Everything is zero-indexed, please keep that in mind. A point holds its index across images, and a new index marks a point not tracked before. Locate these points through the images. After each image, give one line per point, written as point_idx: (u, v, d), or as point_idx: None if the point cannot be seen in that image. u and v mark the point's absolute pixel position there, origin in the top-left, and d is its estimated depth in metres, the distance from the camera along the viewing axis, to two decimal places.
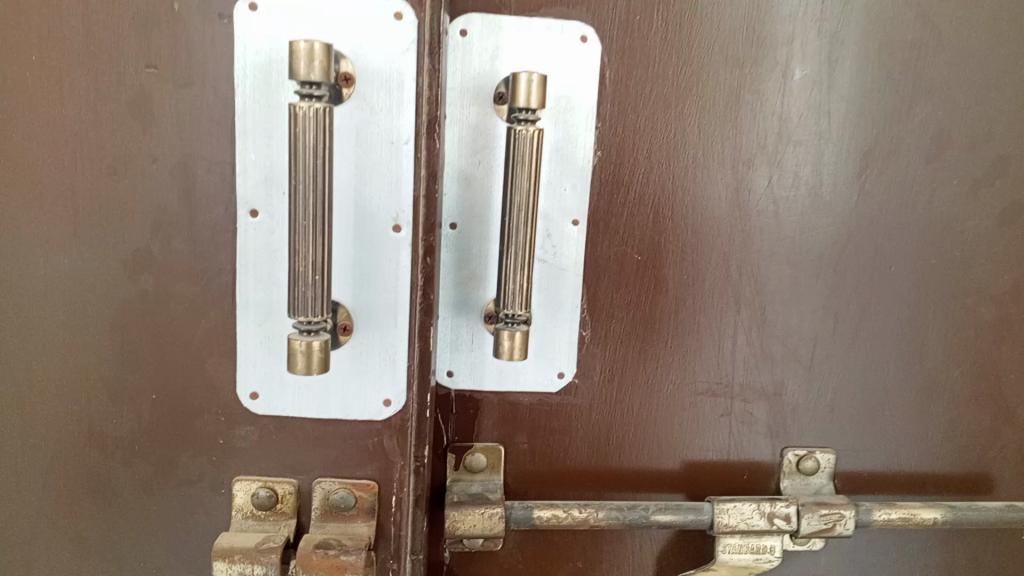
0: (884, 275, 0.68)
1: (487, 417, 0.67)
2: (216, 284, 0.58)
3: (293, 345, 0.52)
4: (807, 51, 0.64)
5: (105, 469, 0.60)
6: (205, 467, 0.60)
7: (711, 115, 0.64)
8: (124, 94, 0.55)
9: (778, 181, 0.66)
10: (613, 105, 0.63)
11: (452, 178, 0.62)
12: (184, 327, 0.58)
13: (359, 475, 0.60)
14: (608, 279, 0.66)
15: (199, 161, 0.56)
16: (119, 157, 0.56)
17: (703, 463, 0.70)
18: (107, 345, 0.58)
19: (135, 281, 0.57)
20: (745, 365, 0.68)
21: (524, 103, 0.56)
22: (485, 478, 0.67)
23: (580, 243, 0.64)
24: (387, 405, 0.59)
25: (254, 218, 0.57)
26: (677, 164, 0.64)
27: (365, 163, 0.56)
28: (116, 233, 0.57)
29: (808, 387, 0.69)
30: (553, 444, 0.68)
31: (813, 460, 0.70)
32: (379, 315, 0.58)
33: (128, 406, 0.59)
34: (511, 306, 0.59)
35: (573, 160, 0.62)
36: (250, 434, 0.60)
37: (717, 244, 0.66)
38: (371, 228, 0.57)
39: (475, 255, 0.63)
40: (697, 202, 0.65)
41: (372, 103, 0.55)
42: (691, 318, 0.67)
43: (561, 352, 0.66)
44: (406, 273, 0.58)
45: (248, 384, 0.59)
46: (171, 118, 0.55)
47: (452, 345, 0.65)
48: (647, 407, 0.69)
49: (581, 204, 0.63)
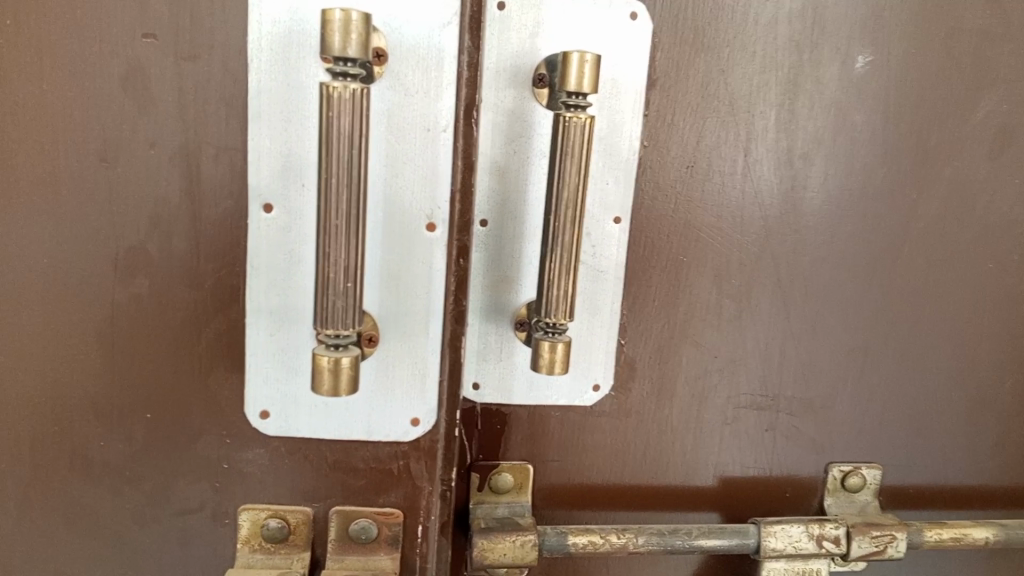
0: (940, 280, 0.64)
1: (514, 433, 0.61)
2: (223, 289, 0.50)
3: (318, 362, 0.45)
4: (872, 36, 0.58)
5: (91, 498, 0.53)
6: (206, 494, 0.53)
7: (765, 104, 0.58)
8: (115, 68, 0.47)
9: (834, 178, 0.60)
10: (661, 90, 0.57)
11: (485, 170, 0.55)
12: (185, 337, 0.51)
13: (382, 502, 0.54)
14: (651, 282, 0.60)
15: (204, 148, 0.48)
16: (108, 140, 0.48)
17: (742, 480, 0.65)
18: (95, 358, 0.51)
19: (127, 286, 0.50)
20: (790, 376, 0.63)
21: (576, 87, 0.50)
22: (511, 499, 0.62)
23: (622, 243, 0.58)
24: (415, 424, 0.53)
25: (269, 214, 0.49)
26: (728, 157, 0.59)
27: (396, 153, 0.49)
28: (105, 231, 0.49)
29: (856, 400, 0.65)
30: (585, 461, 0.63)
31: (859, 476, 0.66)
32: (410, 325, 0.52)
33: (119, 426, 0.52)
34: (553, 315, 0.53)
35: (619, 151, 0.56)
36: (260, 457, 0.53)
37: (768, 246, 0.61)
38: (402, 227, 0.50)
39: (508, 255, 0.57)
40: (747, 202, 0.60)
41: (406, 84, 0.48)
42: (737, 326, 0.62)
43: (597, 362, 0.60)
44: (439, 277, 0.51)
45: (258, 402, 0.52)
46: (171, 97, 0.47)
47: (478, 356, 0.58)
48: (686, 422, 0.63)
49: (624, 199, 0.57)
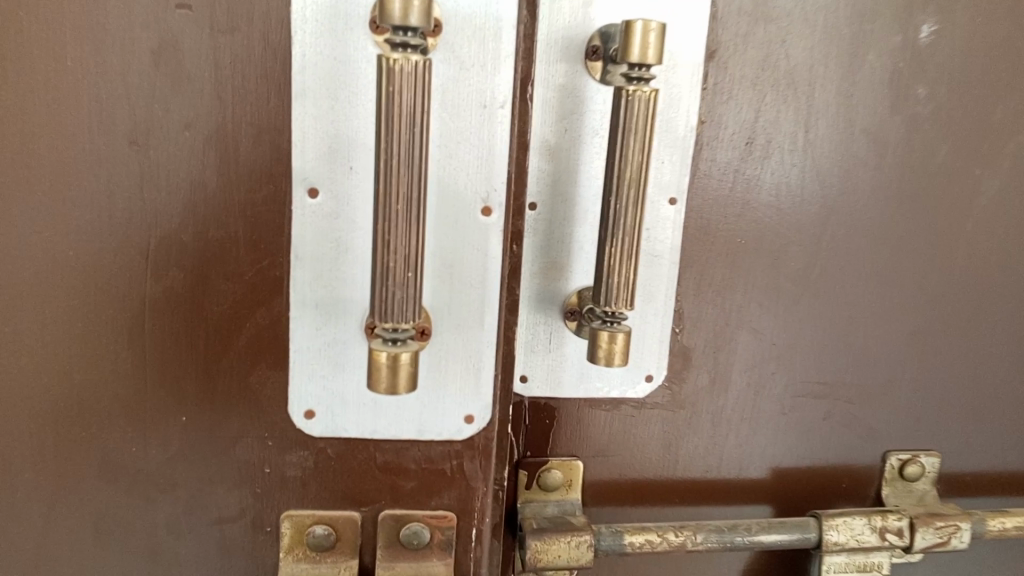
0: (1002, 259, 0.61)
1: (564, 427, 0.58)
2: (265, 281, 0.47)
3: (376, 358, 0.42)
4: (937, 4, 0.55)
5: (122, 507, 0.50)
6: (246, 501, 0.50)
7: (825, 78, 0.55)
8: (146, 41, 0.43)
9: (894, 154, 0.57)
10: (719, 62, 0.53)
11: (536, 149, 0.52)
12: (222, 333, 0.47)
13: (434, 505, 0.50)
14: (707, 266, 0.57)
15: (243, 128, 0.45)
16: (139, 121, 0.44)
17: (798, 472, 0.63)
18: (125, 357, 0.47)
19: (161, 279, 0.46)
20: (848, 362, 0.61)
21: (639, 58, 0.46)
22: (560, 497, 0.59)
23: (678, 225, 0.54)
24: (469, 422, 0.50)
25: (314, 199, 0.46)
26: (786, 134, 0.55)
27: (449, 131, 0.45)
28: (136, 221, 0.45)
29: (913, 384, 0.62)
30: (636, 455, 0.60)
31: (917, 465, 0.63)
32: (463, 316, 0.48)
33: (152, 429, 0.48)
34: (613, 303, 0.50)
35: (676, 128, 0.53)
36: (303, 461, 0.49)
37: (827, 227, 0.58)
38: (455, 211, 0.47)
39: (559, 241, 0.54)
40: (807, 180, 0.57)
41: (461, 57, 0.45)
42: (794, 311, 0.59)
43: (650, 353, 0.56)
44: (495, 264, 0.48)
45: (303, 401, 0.48)
46: (207, 73, 0.44)
47: (527, 347, 0.55)
48: (742, 412, 0.60)
49: (681, 179, 0.54)
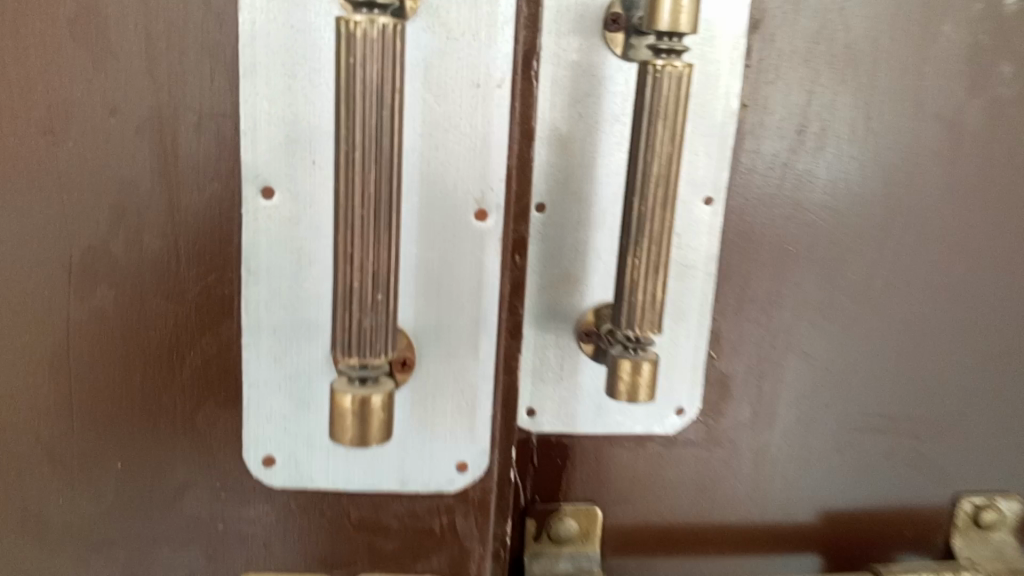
0: None
1: (579, 469, 0.49)
2: (211, 300, 0.39)
3: (340, 404, 0.34)
4: None
5: (50, 569, 0.41)
6: (197, 562, 0.42)
7: (893, 54, 0.46)
8: (62, 8, 0.35)
9: (973, 145, 0.48)
10: (765, 35, 0.44)
11: (544, 139, 0.43)
12: (164, 364, 0.39)
13: (421, 569, 0.42)
14: (749, 279, 0.48)
15: (181, 114, 0.36)
16: (56, 106, 0.36)
17: (855, 518, 0.53)
18: (48, 392, 0.39)
19: (86, 299, 0.38)
20: (914, 390, 0.52)
21: (670, 26, 0.37)
22: (575, 550, 0.50)
23: (715, 230, 0.46)
24: (462, 470, 0.41)
25: (268, 201, 0.37)
26: (845, 121, 0.46)
27: (434, 117, 0.37)
28: (55, 229, 0.37)
29: (990, 415, 0.53)
30: (665, 500, 0.51)
31: (995, 511, 0.54)
32: (453, 342, 0.40)
33: (82, 479, 0.40)
34: (638, 326, 0.41)
35: (712, 113, 0.44)
36: (263, 515, 0.41)
37: (892, 232, 0.49)
38: (443, 215, 0.38)
39: (571, 248, 0.45)
40: (869, 175, 0.47)
41: (448, 24, 0.36)
42: (851, 331, 0.50)
43: (681, 382, 0.48)
44: (493, 281, 0.39)
45: (261, 445, 0.40)
46: (136, 47, 0.35)
47: (535, 375, 0.47)
48: (790, 450, 0.51)
49: (719, 175, 0.45)
